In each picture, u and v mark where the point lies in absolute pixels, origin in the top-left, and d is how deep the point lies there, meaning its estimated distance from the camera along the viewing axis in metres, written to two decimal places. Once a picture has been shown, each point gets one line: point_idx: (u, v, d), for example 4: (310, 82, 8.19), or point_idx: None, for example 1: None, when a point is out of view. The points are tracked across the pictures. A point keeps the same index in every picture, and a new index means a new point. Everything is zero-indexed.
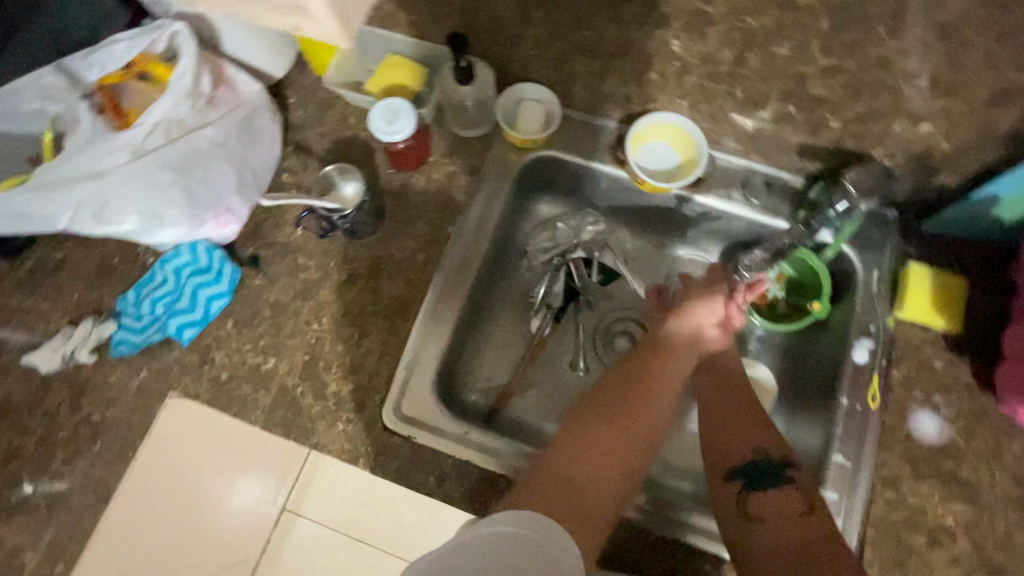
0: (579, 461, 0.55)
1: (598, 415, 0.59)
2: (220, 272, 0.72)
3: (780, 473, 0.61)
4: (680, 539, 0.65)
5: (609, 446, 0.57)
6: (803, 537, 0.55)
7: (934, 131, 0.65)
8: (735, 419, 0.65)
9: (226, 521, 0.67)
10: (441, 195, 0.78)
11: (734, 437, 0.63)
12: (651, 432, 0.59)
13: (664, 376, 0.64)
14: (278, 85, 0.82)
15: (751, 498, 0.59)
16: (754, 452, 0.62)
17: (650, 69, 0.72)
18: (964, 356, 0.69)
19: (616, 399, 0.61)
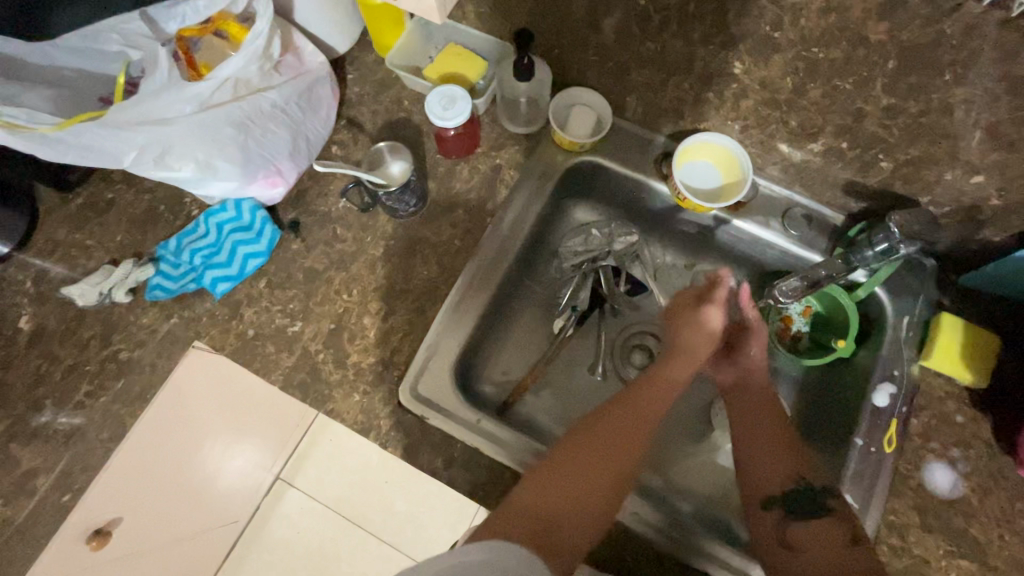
0: (560, 489, 0.55)
1: (581, 443, 0.59)
2: (261, 231, 0.75)
3: (820, 504, 0.63)
4: (706, 572, 0.66)
5: (587, 476, 0.57)
6: (839, 562, 0.57)
7: (986, 182, 0.62)
8: (770, 445, 0.66)
9: (226, 478, 0.74)
10: (484, 185, 0.79)
11: (770, 466, 0.65)
12: (636, 455, 0.60)
13: (648, 404, 0.64)
14: (339, 60, 0.84)
15: (792, 529, 0.62)
16: (792, 480, 0.64)
17: (707, 89, 0.70)
18: (988, 414, 0.68)
19: (603, 423, 0.61)
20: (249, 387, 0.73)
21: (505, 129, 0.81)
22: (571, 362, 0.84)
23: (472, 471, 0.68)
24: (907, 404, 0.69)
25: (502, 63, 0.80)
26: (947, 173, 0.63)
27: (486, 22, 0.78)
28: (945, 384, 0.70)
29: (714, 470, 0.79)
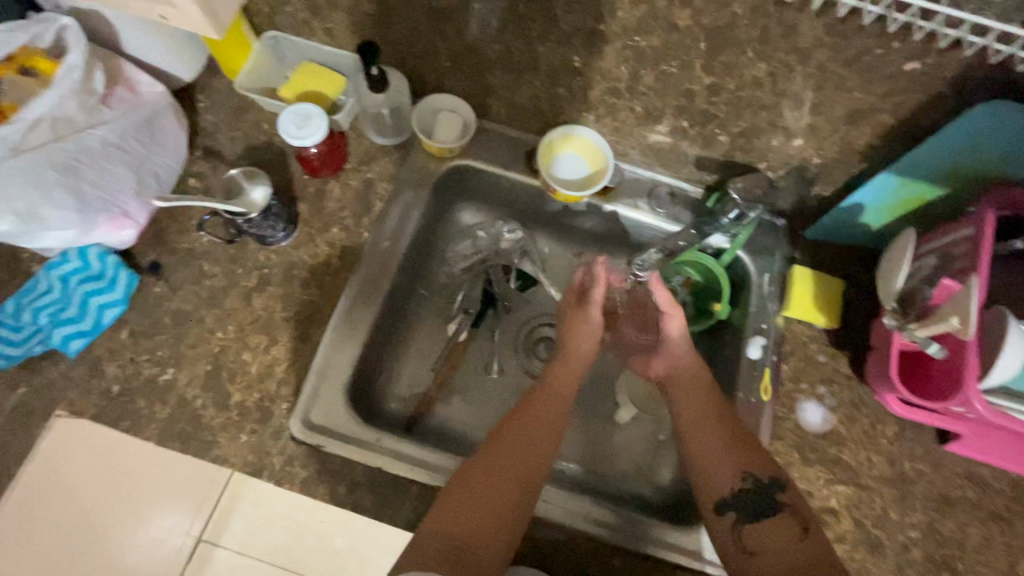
0: (466, 511, 0.56)
1: (484, 463, 0.60)
2: (114, 278, 0.70)
3: (773, 500, 0.61)
4: (648, 554, 0.67)
5: (491, 495, 0.57)
6: (798, 560, 0.56)
7: (805, 147, 0.69)
8: (717, 440, 0.65)
9: (134, 551, 0.68)
10: (358, 201, 0.78)
11: (718, 465, 0.63)
12: (539, 465, 0.61)
13: (546, 414, 0.66)
14: (187, 88, 0.80)
15: (747, 532, 0.60)
16: (742, 480, 0.62)
17: (557, 85, 0.73)
18: (845, 350, 0.76)
19: (503, 439, 0.62)
20: (147, 458, 0.67)
21: (373, 143, 0.81)
22: (474, 365, 0.85)
23: (376, 492, 0.66)
24: (776, 352, 0.76)
25: (359, 75, 0.79)
26: (773, 140, 0.70)
27: (336, 37, 0.77)
28: (806, 329, 0.77)
29: (621, 446, 0.82)
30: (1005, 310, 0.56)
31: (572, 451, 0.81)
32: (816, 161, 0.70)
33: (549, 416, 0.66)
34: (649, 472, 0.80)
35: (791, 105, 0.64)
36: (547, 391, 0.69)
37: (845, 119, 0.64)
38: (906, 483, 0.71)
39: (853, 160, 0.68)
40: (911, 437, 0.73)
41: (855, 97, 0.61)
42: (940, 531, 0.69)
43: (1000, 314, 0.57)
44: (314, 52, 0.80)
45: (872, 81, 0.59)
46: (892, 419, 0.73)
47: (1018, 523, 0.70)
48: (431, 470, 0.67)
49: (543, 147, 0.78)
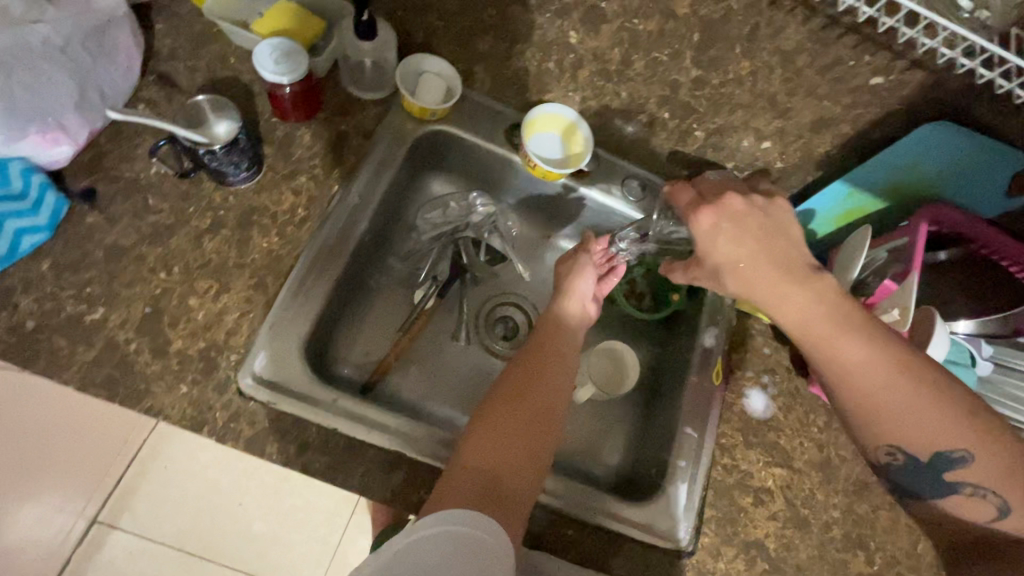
0: (494, 446, 0.54)
1: (509, 397, 0.57)
2: (40, 201, 0.61)
3: (944, 472, 0.54)
4: (600, 525, 0.68)
5: (519, 428, 0.55)
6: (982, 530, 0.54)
7: (771, 148, 0.74)
8: (907, 402, 0.53)
9: None
10: (330, 151, 0.74)
11: (907, 432, 0.53)
12: (558, 399, 0.60)
13: (555, 352, 0.63)
14: (145, 7, 0.72)
15: (920, 499, 0.57)
16: (891, 454, 0.55)
17: (548, 58, 0.75)
18: (786, 343, 0.82)
19: (521, 373, 0.60)
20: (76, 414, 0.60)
21: (351, 95, 0.77)
22: (436, 334, 0.83)
23: (329, 454, 0.62)
24: (727, 341, 0.81)
25: (342, 22, 0.75)
26: (743, 140, 0.74)
27: None
28: (754, 323, 0.82)
29: (576, 424, 0.83)
30: (931, 308, 0.64)
31: None
32: (778, 164, 0.76)
33: (562, 346, 0.64)
34: (599, 453, 0.82)
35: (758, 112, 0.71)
36: (556, 322, 0.67)
37: (812, 125, 0.71)
38: (832, 467, 0.77)
39: (810, 167, 0.74)
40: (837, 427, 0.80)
41: (823, 106, 0.70)
42: (857, 512, 0.76)
43: (926, 312, 0.64)
44: None
45: None
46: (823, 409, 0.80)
47: None
48: (390, 435, 0.64)
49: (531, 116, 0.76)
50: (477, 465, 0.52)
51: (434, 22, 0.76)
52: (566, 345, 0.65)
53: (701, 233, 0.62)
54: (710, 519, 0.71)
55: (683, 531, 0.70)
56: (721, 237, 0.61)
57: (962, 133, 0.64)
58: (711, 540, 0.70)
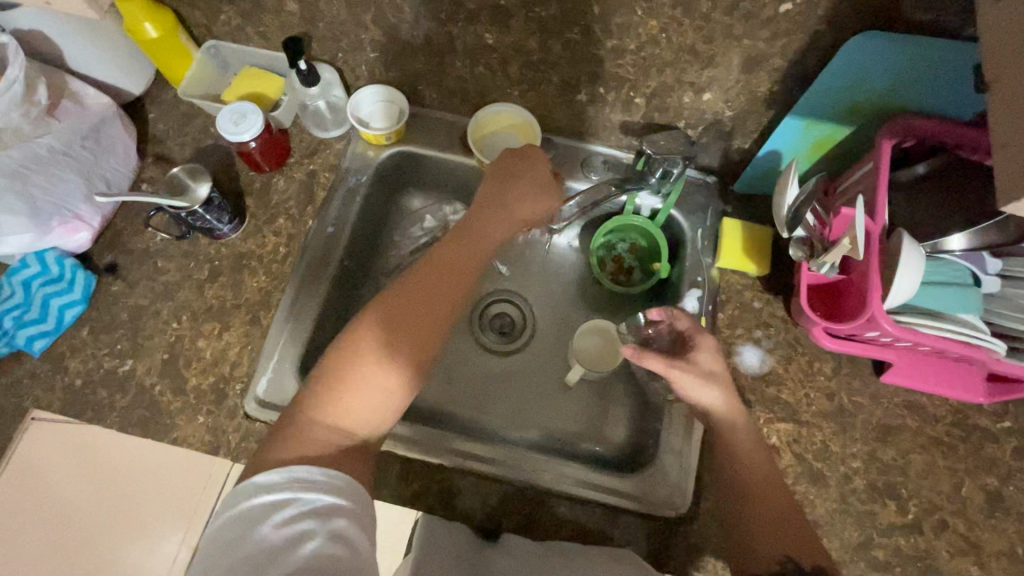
0: (350, 396, 0.63)
1: (372, 348, 0.65)
2: (73, 280, 0.74)
3: None
4: (625, 507, 0.69)
5: (375, 377, 0.64)
6: None
7: (714, 99, 0.72)
8: (780, 522, 0.60)
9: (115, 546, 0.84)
10: (303, 191, 0.82)
11: (769, 537, 0.60)
12: (417, 344, 0.68)
13: (424, 306, 0.69)
14: (139, 101, 0.84)
15: None
16: (779, 565, 0.58)
17: (477, 64, 0.77)
18: (779, 293, 0.78)
19: (390, 323, 0.67)
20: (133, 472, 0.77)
21: (315, 137, 0.85)
22: None
23: None
24: (711, 302, 0.79)
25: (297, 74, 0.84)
26: (684, 97, 0.73)
27: (270, 39, 0.81)
28: (740, 278, 0.79)
29: (576, 407, 0.84)
30: (900, 231, 0.59)
31: (516, 420, 0.84)
32: (728, 113, 0.74)
33: (436, 295, 0.71)
34: (601, 432, 0.82)
35: (689, 68, 0.69)
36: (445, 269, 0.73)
37: (742, 67, 0.67)
38: (845, 416, 0.73)
39: (759, 108, 0.72)
40: (848, 371, 0.75)
41: (746, 45, 0.65)
42: (881, 459, 0.71)
43: (898, 235, 0.59)
44: (252, 57, 0.85)
45: (756, 28, 0.63)
46: (828, 356, 0.75)
47: (959, 446, 0.71)
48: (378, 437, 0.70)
49: (534, 118, 0.82)
50: (334, 412, 0.63)
51: (370, 55, 0.80)
52: (437, 298, 0.70)
53: (701, 351, 0.68)
54: (710, 484, 0.69)
55: (681, 494, 0.69)
56: (702, 352, 0.68)
57: (886, 41, 0.58)
58: (712, 505, 0.68)
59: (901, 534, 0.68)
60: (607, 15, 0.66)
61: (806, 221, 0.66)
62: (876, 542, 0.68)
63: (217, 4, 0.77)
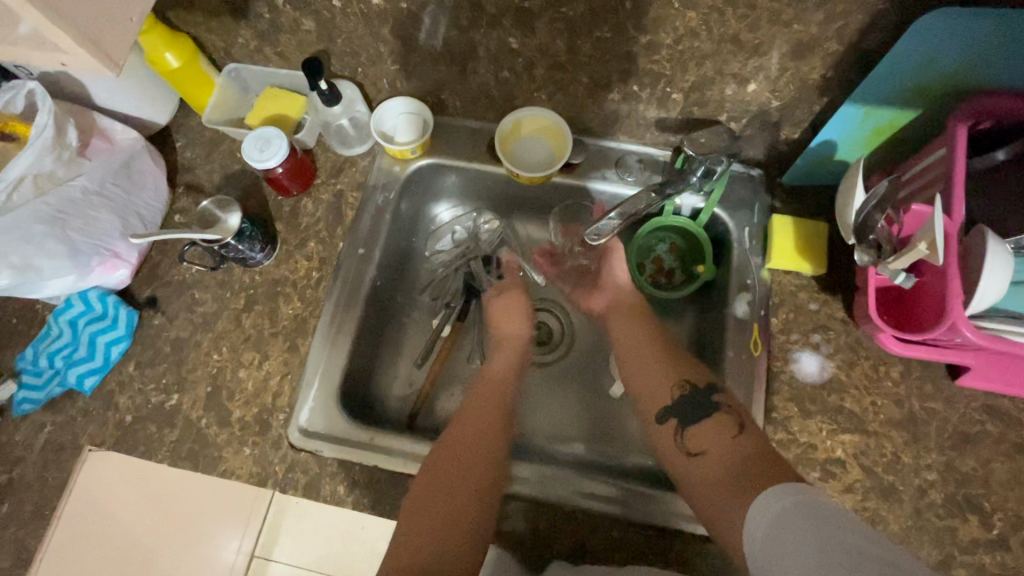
0: (424, 540, 0.59)
1: (431, 483, 0.63)
2: (116, 316, 0.75)
3: (711, 402, 0.66)
4: (680, 528, 0.66)
5: (442, 510, 0.61)
6: (734, 451, 0.61)
7: (760, 89, 0.67)
8: (660, 359, 0.73)
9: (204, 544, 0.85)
10: (331, 212, 0.81)
11: (662, 374, 0.71)
12: (478, 471, 0.65)
13: (475, 427, 0.70)
14: (165, 131, 0.84)
15: (687, 436, 0.66)
16: (679, 388, 0.69)
17: (502, 69, 0.73)
18: (837, 293, 0.73)
19: (442, 455, 0.66)
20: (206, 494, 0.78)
21: (340, 155, 0.83)
22: (462, 355, 0.86)
23: (373, 488, 0.68)
24: (764, 307, 0.73)
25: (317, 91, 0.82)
26: (726, 89, 0.68)
27: (288, 59, 0.79)
28: (793, 279, 0.74)
29: (621, 418, 0.82)
30: (983, 228, 0.53)
31: (559, 435, 0.81)
32: (775, 103, 0.68)
33: (485, 413, 0.71)
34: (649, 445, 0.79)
35: (731, 59, 0.64)
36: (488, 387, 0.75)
37: (791, 53, 0.62)
38: (917, 424, 0.68)
39: (810, 96, 0.66)
40: (918, 375, 0.69)
41: (797, 29, 0.59)
42: (960, 470, 0.66)
43: (979, 231, 0.53)
44: (273, 77, 0.83)
45: (808, 11, 0.57)
46: (895, 359, 0.70)
47: None
48: None
49: (562, 119, 0.78)
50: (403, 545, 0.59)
51: (390, 67, 0.77)
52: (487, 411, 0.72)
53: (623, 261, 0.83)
54: None
55: None
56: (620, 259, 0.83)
57: (968, 16, 0.51)
58: None
59: (985, 551, 0.63)
60: (640, 9, 0.61)
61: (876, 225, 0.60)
62: (957, 561, 0.63)
63: (234, 26, 0.75)
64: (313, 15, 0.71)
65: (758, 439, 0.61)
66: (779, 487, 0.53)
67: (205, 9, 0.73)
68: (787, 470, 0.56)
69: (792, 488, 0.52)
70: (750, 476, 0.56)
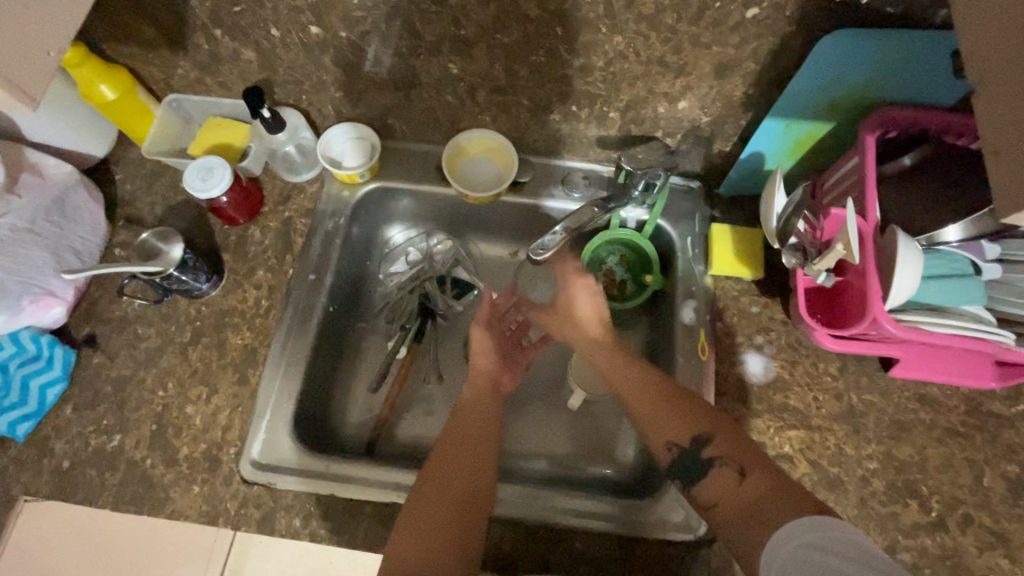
0: (430, 528, 0.56)
1: (430, 478, 0.60)
2: (51, 358, 0.72)
3: (702, 458, 0.59)
4: (662, 538, 0.66)
5: (437, 521, 0.56)
6: (751, 500, 0.53)
7: (690, 107, 0.71)
8: (654, 404, 0.65)
9: None
10: (280, 240, 0.80)
11: (660, 424, 0.63)
12: (477, 460, 0.62)
13: (474, 419, 0.68)
14: (103, 164, 0.83)
15: (701, 485, 0.58)
16: (670, 448, 0.61)
17: (445, 93, 0.75)
18: (775, 296, 0.76)
19: (435, 467, 0.61)
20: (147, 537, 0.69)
21: (288, 182, 0.83)
22: (421, 377, 0.85)
23: (330, 519, 0.66)
24: (709, 312, 0.76)
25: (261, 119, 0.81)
26: (659, 107, 0.71)
27: (231, 89, 0.79)
28: (734, 284, 0.78)
29: (582, 428, 0.83)
30: (894, 228, 0.57)
31: (524, 451, 0.81)
32: (705, 119, 0.72)
33: (477, 421, 0.68)
34: (611, 454, 0.81)
35: (659, 80, 0.68)
36: (475, 392, 0.72)
37: (714, 73, 0.65)
38: (856, 416, 0.71)
39: (736, 111, 0.70)
40: (855, 369, 0.73)
41: (716, 51, 0.63)
42: (898, 457, 0.69)
43: (892, 232, 0.57)
44: (215, 106, 0.82)
45: (724, 34, 0.61)
46: (832, 355, 0.73)
47: (976, 436, 0.70)
48: (383, 489, 0.68)
49: (507, 140, 0.80)
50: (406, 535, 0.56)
51: (335, 95, 0.78)
52: (486, 412, 0.70)
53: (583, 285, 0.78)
54: None
55: (697, 517, 0.67)
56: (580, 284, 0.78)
57: (866, 37, 0.56)
58: None
59: (926, 534, 0.66)
60: (571, 34, 0.64)
61: (799, 229, 0.64)
62: (901, 545, 0.66)
63: (173, 58, 0.75)
64: (253, 45, 0.71)
65: (773, 476, 0.55)
66: (803, 521, 0.48)
67: (141, 42, 0.73)
68: (809, 502, 0.51)
69: (806, 521, 0.48)
70: (766, 521, 0.50)
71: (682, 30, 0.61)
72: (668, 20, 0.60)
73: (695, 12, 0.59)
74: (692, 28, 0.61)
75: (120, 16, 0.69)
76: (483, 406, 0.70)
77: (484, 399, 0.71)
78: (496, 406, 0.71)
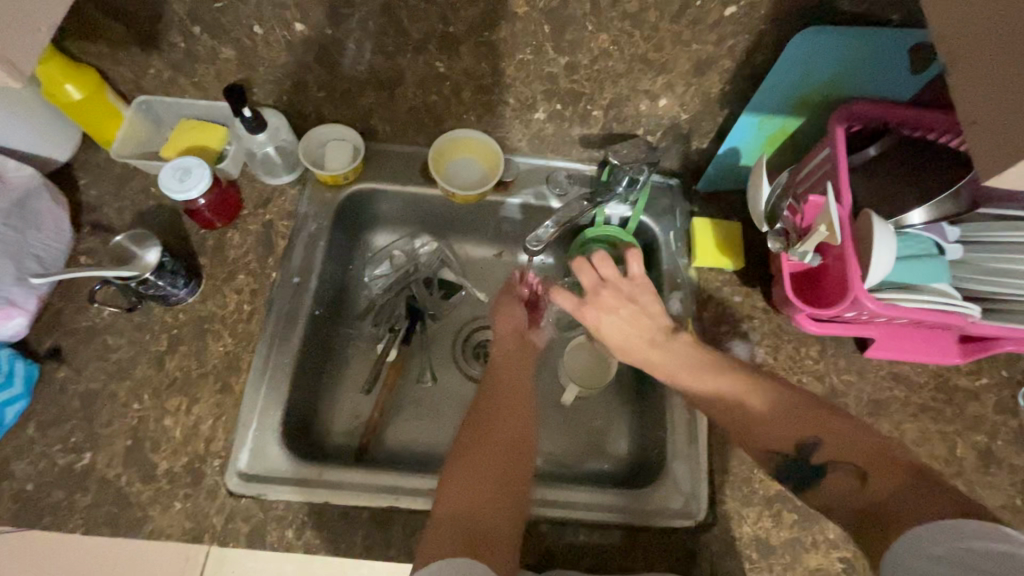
0: (473, 491, 0.57)
1: (469, 442, 0.61)
2: (11, 373, 0.65)
3: (810, 463, 0.60)
4: (667, 527, 0.67)
5: (483, 474, 0.58)
6: (870, 505, 0.54)
7: (670, 104, 0.73)
8: (750, 414, 0.65)
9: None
10: (260, 243, 0.77)
11: (758, 431, 0.64)
12: (513, 427, 0.63)
13: (510, 386, 0.68)
14: (66, 169, 0.79)
15: (822, 493, 0.59)
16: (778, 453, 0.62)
17: (431, 92, 0.75)
18: (755, 285, 0.79)
19: (478, 428, 0.62)
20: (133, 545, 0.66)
21: (268, 184, 0.81)
22: (412, 379, 0.83)
23: (325, 527, 0.63)
24: (694, 303, 0.78)
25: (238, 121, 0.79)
26: (640, 104, 0.74)
27: (207, 89, 0.77)
28: (716, 275, 0.80)
29: (575, 423, 0.83)
30: (868, 211, 0.60)
31: None
32: (684, 116, 0.75)
33: (511, 390, 0.67)
34: (606, 448, 0.81)
35: (640, 78, 0.70)
36: (505, 364, 0.71)
37: (693, 69, 0.68)
38: (838, 396, 0.74)
39: (712, 108, 0.74)
40: (833, 352, 0.76)
41: (694, 49, 0.66)
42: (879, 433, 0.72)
43: (864, 216, 0.60)
44: (189, 108, 0.79)
45: (703, 32, 0.64)
46: (812, 339, 0.77)
47: (946, 408, 0.74)
48: (376, 492, 0.66)
49: (491, 139, 0.80)
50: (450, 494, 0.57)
51: (317, 95, 0.77)
52: (519, 375, 0.70)
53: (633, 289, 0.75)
54: (722, 486, 0.68)
55: (695, 502, 0.68)
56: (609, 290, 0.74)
57: (833, 34, 0.60)
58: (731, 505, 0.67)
59: None
60: (558, 32, 0.66)
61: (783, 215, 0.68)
62: None
63: (144, 57, 0.72)
64: (232, 43, 0.69)
65: (892, 474, 0.54)
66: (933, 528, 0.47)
67: (110, 40, 0.70)
68: (946, 500, 0.49)
69: (931, 530, 0.47)
70: (888, 523, 0.51)
71: (662, 28, 0.64)
72: (649, 18, 0.63)
73: (675, 10, 0.62)
74: (671, 26, 0.64)
75: (88, 12, 0.66)
76: (513, 372, 0.70)
77: (513, 366, 0.71)
78: (526, 369, 0.71)
